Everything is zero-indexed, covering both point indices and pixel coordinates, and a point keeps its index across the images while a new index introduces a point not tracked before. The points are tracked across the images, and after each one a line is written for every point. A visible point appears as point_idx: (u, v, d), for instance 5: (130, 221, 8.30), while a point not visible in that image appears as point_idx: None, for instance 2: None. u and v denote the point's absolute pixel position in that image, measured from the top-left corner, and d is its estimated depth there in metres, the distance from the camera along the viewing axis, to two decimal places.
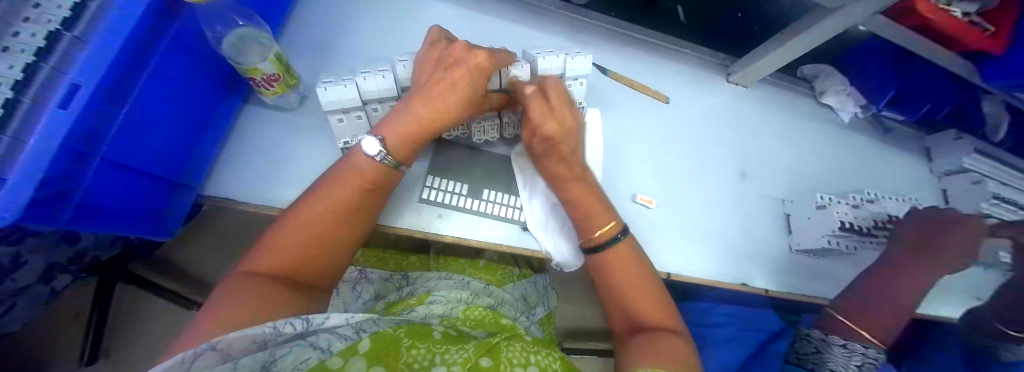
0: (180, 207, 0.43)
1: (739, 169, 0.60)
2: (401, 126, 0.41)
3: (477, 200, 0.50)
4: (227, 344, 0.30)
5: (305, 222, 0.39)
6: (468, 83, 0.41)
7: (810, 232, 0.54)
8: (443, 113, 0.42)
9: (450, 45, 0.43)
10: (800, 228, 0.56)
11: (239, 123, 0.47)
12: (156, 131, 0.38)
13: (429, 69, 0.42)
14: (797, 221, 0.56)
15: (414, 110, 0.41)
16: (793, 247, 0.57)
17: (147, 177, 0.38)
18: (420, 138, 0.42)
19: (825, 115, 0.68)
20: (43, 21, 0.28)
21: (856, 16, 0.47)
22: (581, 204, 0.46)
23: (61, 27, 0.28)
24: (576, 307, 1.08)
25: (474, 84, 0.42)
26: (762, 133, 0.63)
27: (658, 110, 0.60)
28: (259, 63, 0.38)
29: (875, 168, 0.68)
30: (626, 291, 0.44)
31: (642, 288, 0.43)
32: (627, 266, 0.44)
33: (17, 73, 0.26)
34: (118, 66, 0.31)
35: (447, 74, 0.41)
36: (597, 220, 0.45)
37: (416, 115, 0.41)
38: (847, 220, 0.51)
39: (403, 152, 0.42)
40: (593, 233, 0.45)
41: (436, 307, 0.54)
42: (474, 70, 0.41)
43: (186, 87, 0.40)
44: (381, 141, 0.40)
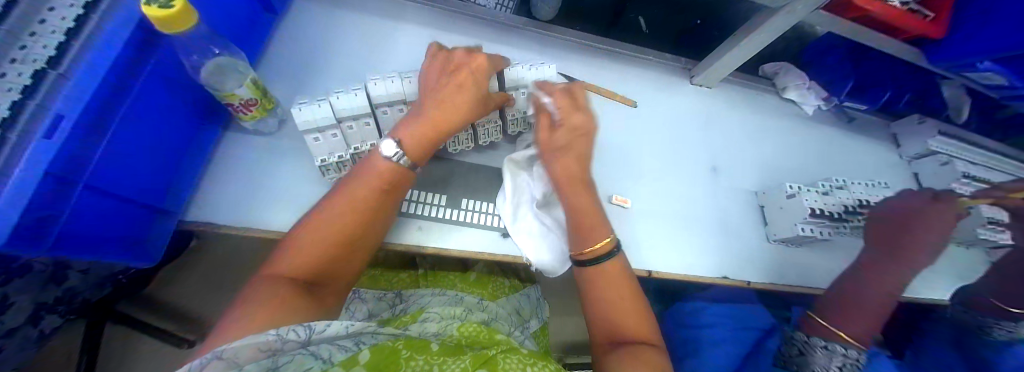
0: (161, 233, 0.44)
1: (711, 164, 0.62)
2: (416, 128, 0.43)
3: (456, 210, 0.51)
4: (234, 353, 0.30)
5: (326, 223, 0.40)
6: (474, 84, 0.45)
7: (782, 222, 0.55)
8: (456, 113, 0.44)
9: (449, 53, 0.47)
10: (774, 218, 0.57)
11: (218, 151, 0.48)
12: (136, 159, 0.39)
13: (436, 76, 0.45)
14: (772, 211, 0.58)
15: (426, 113, 0.43)
16: (772, 236, 0.57)
17: (125, 204, 0.39)
18: (436, 140, 0.44)
19: (790, 109, 0.71)
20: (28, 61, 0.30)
21: (799, 13, 0.50)
22: (581, 217, 0.47)
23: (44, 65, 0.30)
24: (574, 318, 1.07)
25: (478, 84, 0.45)
26: (731, 129, 0.66)
27: (626, 114, 0.63)
28: (236, 90, 0.40)
29: (845, 156, 0.69)
30: (612, 309, 0.44)
31: (625, 305, 0.44)
32: (618, 286, 0.45)
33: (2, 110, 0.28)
34: (98, 100, 0.33)
35: (453, 78, 0.45)
36: (595, 232, 0.46)
37: (431, 117, 0.43)
38: (814, 207, 0.52)
39: (417, 153, 0.43)
40: (583, 249, 0.46)
41: (430, 324, 0.54)
42: (474, 71, 0.45)
43: (162, 117, 0.42)
44: (398, 142, 0.42)
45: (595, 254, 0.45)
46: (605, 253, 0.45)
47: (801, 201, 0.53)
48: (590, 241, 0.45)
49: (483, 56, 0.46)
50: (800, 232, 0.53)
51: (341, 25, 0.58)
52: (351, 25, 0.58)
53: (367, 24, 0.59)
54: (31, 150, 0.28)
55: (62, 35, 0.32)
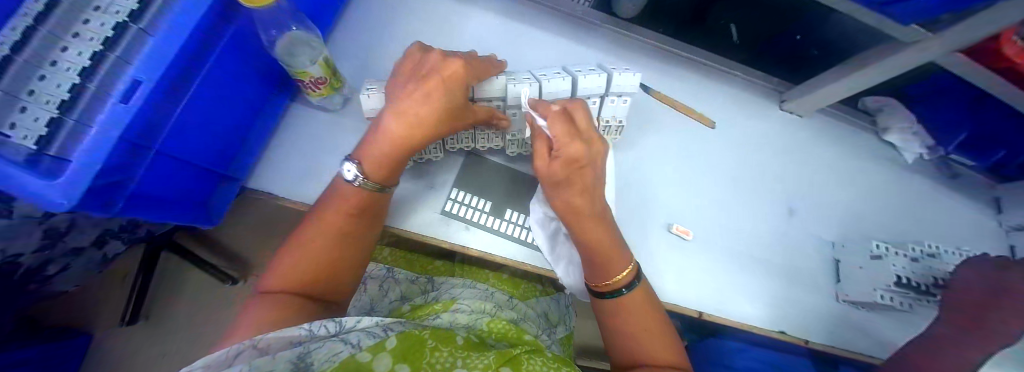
0: (223, 197, 0.45)
1: (787, 206, 0.56)
2: (373, 148, 0.39)
3: (495, 218, 0.49)
4: (266, 344, 0.32)
5: (302, 244, 0.40)
6: (441, 97, 0.37)
7: (863, 283, 0.51)
8: (417, 129, 0.38)
9: (425, 56, 0.40)
10: (851, 277, 0.52)
11: (284, 122, 0.48)
12: (206, 125, 0.39)
13: (404, 83, 0.39)
14: (847, 269, 0.53)
15: (383, 128, 0.39)
16: (840, 296, 0.53)
17: (193, 168, 0.39)
18: (397, 162, 0.40)
19: (884, 154, 0.63)
20: (86, 41, 0.33)
21: (932, 52, 0.43)
22: (600, 254, 0.41)
23: (103, 49, 0.32)
24: (591, 323, 1.07)
25: (448, 99, 0.38)
26: (814, 167, 0.59)
27: (702, 135, 0.57)
28: (308, 67, 0.39)
29: (935, 216, 0.62)
30: (633, 335, 0.41)
31: (648, 324, 0.41)
32: (644, 313, 0.41)
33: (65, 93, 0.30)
34: (181, 63, 0.32)
35: (416, 87, 0.38)
36: (613, 264, 0.41)
37: (388, 134, 0.38)
38: (902, 274, 0.47)
39: (379, 176, 0.40)
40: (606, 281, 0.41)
41: (461, 316, 0.55)
42: (446, 81, 0.37)
43: (239, 84, 0.41)
44: (358, 164, 0.40)
45: (614, 288, 0.41)
46: (625, 286, 0.41)
47: (889, 266, 0.48)
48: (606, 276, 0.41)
49: (460, 63, 0.38)
50: (880, 299, 0.49)
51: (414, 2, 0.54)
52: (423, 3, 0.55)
53: (440, 4, 0.55)
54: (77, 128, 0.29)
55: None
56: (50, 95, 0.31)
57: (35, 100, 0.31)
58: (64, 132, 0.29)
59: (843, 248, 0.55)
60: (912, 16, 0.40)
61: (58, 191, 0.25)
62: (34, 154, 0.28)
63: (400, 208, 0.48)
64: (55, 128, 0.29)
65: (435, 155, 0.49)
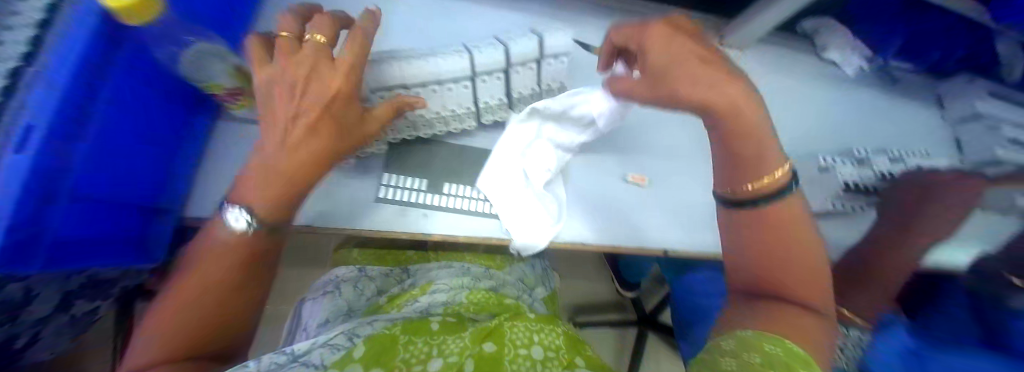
0: (158, 232, 0.43)
1: None
2: (263, 179, 0.31)
3: (439, 195, 0.48)
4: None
5: (182, 297, 0.30)
6: (333, 105, 0.34)
7: (818, 195, 0.55)
8: (316, 149, 0.33)
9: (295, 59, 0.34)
10: (808, 192, 0.56)
11: (211, 145, 0.46)
12: (122, 161, 0.37)
13: (279, 99, 0.33)
14: (804, 185, 0.56)
15: (263, 160, 0.32)
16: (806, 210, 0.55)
17: (117, 208, 0.37)
18: (294, 190, 0.33)
19: (827, 71, 0.65)
20: None
21: None
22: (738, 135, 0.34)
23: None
24: (584, 282, 1.09)
25: (340, 116, 0.35)
26: (758, 95, 0.61)
27: None
28: (218, 79, 0.41)
29: (883, 123, 0.64)
30: (781, 262, 0.35)
31: (806, 266, 0.35)
32: (800, 245, 0.35)
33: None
34: (72, 100, 0.30)
35: (299, 103, 0.33)
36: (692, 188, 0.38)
37: (278, 163, 0.32)
38: (848, 181, 0.54)
39: (275, 211, 0.32)
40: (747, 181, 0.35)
41: (440, 294, 0.55)
42: (336, 100, 0.34)
43: (148, 113, 0.39)
44: (244, 209, 0.31)
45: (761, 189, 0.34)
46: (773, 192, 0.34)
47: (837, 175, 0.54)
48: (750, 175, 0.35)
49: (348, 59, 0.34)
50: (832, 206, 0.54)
51: None
52: None
53: None
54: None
55: (33, 29, 0.30)
56: None
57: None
58: None
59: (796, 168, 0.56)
60: None
61: None
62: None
63: (345, 206, 0.45)
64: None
65: (379, 148, 0.47)
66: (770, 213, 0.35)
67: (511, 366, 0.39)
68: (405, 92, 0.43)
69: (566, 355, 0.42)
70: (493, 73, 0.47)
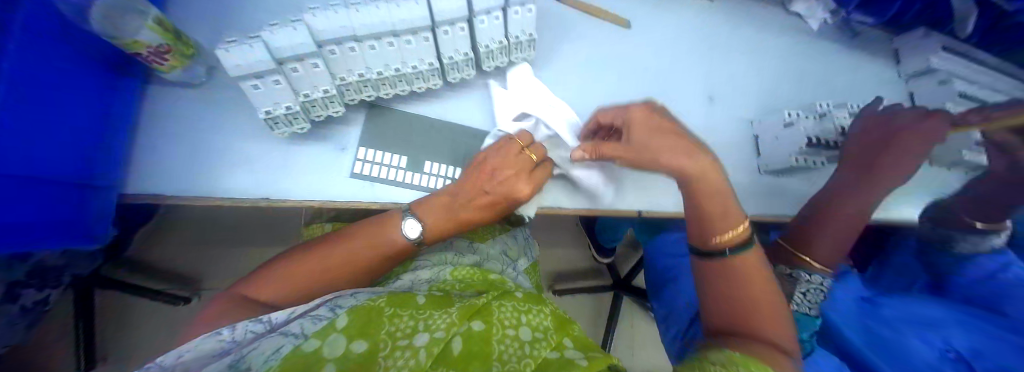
0: (101, 211, 0.40)
1: (708, 94, 0.57)
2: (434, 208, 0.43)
3: (418, 174, 0.47)
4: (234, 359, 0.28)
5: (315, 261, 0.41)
6: (511, 165, 0.43)
7: (781, 154, 0.54)
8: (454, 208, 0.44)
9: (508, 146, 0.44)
10: (770, 150, 0.55)
11: (148, 109, 0.43)
12: (50, 132, 0.33)
13: (486, 176, 0.43)
14: (766, 142, 0.56)
15: (459, 192, 0.44)
16: (762, 169, 0.57)
17: (52, 184, 0.34)
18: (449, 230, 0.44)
19: (793, 24, 0.65)
20: None
21: None
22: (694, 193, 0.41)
23: None
24: (562, 251, 1.10)
25: (513, 163, 0.43)
26: (728, 48, 0.60)
27: (614, 36, 0.56)
28: (139, 35, 0.34)
29: (843, 78, 0.66)
30: (746, 293, 0.39)
31: (766, 300, 0.38)
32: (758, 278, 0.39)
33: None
34: None
35: (496, 170, 0.43)
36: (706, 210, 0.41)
37: (440, 198, 0.43)
38: (813, 135, 0.50)
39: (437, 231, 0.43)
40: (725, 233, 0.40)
41: (423, 272, 0.53)
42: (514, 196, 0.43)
43: (67, 79, 0.35)
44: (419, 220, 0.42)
45: (727, 243, 0.40)
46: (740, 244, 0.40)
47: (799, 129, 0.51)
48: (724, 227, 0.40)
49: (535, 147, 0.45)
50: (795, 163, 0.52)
51: None
52: None
53: None
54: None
55: None
56: None
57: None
58: None
59: (759, 123, 0.57)
60: None
61: None
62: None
63: (311, 176, 0.44)
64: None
65: (334, 111, 0.44)
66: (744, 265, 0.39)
67: (500, 346, 0.36)
68: (357, 45, 0.39)
69: (555, 333, 0.40)
70: (455, 24, 0.43)
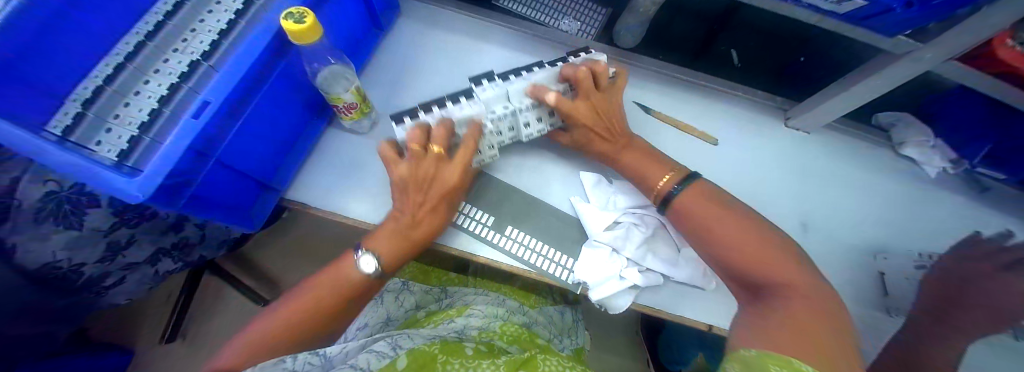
0: (264, 207, 0.52)
1: (799, 220, 0.57)
2: (390, 241, 0.48)
3: (500, 235, 0.52)
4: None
5: (295, 305, 0.46)
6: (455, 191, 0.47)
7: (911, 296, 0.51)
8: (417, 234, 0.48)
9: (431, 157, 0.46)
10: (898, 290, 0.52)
11: (321, 142, 0.55)
12: (255, 142, 0.45)
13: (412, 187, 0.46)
14: (894, 279, 0.53)
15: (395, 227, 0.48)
16: (892, 310, 0.53)
17: (240, 178, 0.46)
18: (408, 249, 0.49)
19: (899, 167, 0.63)
20: (167, 75, 0.44)
21: (930, 62, 0.43)
22: (702, 226, 0.43)
23: (179, 81, 0.43)
24: (612, 353, 1.04)
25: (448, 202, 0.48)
26: (820, 180, 0.61)
27: (701, 151, 0.61)
28: (342, 94, 0.46)
29: (964, 233, 0.59)
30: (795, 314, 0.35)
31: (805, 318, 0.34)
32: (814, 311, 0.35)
33: (146, 117, 0.40)
34: (239, 87, 0.39)
35: (426, 190, 0.46)
36: (653, 177, 0.49)
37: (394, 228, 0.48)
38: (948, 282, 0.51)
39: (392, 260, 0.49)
40: (656, 185, 0.48)
41: (475, 319, 0.59)
42: (447, 192, 0.47)
43: (285, 111, 0.49)
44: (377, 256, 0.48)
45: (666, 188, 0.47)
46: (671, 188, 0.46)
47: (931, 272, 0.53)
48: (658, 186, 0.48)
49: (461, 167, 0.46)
50: None
51: (439, 43, 0.64)
52: (445, 42, 0.64)
53: (461, 43, 0.64)
54: (149, 146, 0.39)
55: (208, 46, 0.46)
56: (154, 91, 0.43)
57: (119, 123, 0.40)
58: (140, 149, 0.38)
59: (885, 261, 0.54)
60: (895, 27, 0.41)
61: (136, 187, 0.30)
62: (116, 163, 0.37)
63: None
64: (131, 145, 0.39)
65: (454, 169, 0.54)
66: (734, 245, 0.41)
67: None
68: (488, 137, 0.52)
69: None
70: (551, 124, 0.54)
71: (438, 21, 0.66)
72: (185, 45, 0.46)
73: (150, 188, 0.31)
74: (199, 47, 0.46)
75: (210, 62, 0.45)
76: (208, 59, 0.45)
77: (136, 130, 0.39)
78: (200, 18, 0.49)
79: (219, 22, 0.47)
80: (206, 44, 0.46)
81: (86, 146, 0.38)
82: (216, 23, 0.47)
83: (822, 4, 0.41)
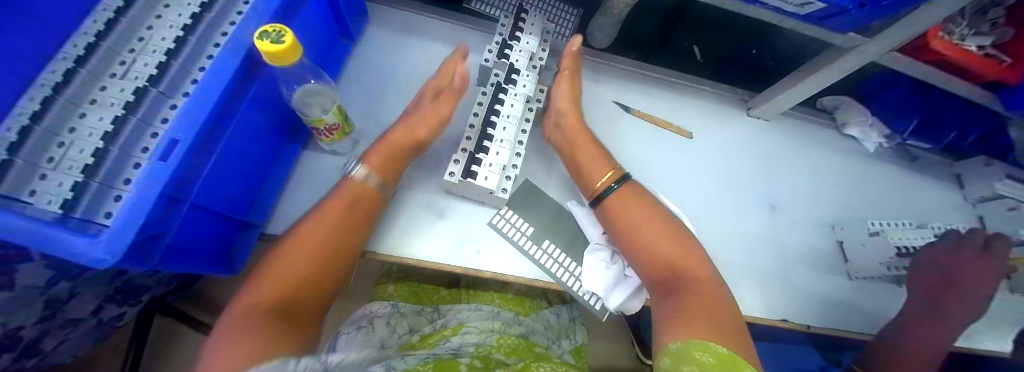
0: (244, 245, 0.47)
1: (770, 202, 0.62)
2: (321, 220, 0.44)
3: (539, 248, 0.52)
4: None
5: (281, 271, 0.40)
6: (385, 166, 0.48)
7: (870, 262, 0.57)
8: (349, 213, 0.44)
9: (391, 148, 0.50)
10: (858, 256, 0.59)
11: (300, 167, 0.52)
12: (230, 176, 0.42)
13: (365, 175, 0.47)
14: (852, 248, 0.59)
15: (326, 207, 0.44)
16: (851, 274, 0.59)
17: (217, 218, 0.42)
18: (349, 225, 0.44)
19: (846, 144, 0.71)
20: (109, 106, 0.38)
21: (872, 53, 0.49)
22: (625, 220, 0.49)
23: (124, 112, 0.37)
24: (605, 341, 1.07)
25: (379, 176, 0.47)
26: (784, 164, 0.66)
27: (680, 144, 0.64)
28: (323, 115, 0.43)
29: (901, 197, 0.68)
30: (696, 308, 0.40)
31: (707, 314, 0.40)
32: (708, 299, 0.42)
33: (91, 157, 0.34)
34: (209, 121, 0.36)
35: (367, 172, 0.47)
36: (596, 171, 0.52)
37: (331, 209, 0.44)
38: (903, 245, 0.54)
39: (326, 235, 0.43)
40: (594, 184, 0.52)
41: (471, 337, 0.59)
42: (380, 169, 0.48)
43: (259, 140, 0.46)
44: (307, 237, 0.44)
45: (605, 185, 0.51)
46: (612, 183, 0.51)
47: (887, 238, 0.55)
48: (599, 172, 0.52)
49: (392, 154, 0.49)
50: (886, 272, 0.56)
51: (415, 53, 0.62)
52: (421, 53, 0.62)
53: (437, 52, 0.63)
54: (98, 192, 0.33)
55: (155, 69, 0.40)
56: (94, 127, 0.36)
57: (55, 168, 0.34)
58: (90, 194, 0.33)
59: (843, 230, 0.61)
60: (845, 24, 0.46)
61: (100, 247, 0.27)
62: (60, 216, 0.31)
63: (425, 240, 0.50)
64: (77, 193, 0.32)
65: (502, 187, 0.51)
66: (634, 220, 0.48)
67: None
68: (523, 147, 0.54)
69: None
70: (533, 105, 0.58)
71: (411, 29, 0.64)
72: (126, 70, 0.40)
73: (119, 247, 0.27)
74: (145, 71, 0.40)
75: (160, 88, 0.39)
76: (158, 85, 0.40)
77: (81, 174, 0.33)
78: (139, 35, 0.43)
79: (165, 40, 0.42)
80: (152, 67, 0.40)
81: (18, 198, 0.31)
82: (161, 41, 0.42)
83: (786, 6, 0.45)
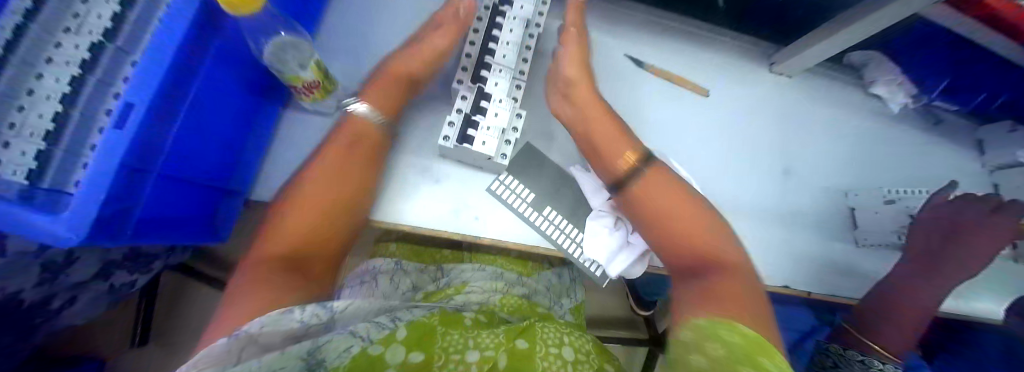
0: (229, 212, 0.45)
1: (783, 167, 0.60)
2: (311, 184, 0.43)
3: (539, 214, 0.50)
4: (268, 337, 0.27)
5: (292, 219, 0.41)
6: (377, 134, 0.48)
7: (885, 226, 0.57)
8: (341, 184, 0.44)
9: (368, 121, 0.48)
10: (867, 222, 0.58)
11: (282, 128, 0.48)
12: (202, 141, 0.38)
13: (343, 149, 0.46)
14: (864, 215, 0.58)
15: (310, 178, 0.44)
16: (858, 241, 0.59)
17: (195, 187, 0.39)
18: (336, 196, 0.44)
19: (869, 105, 0.66)
20: (64, 65, 0.33)
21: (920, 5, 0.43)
22: (647, 199, 0.45)
23: (81, 72, 0.33)
24: (602, 295, 1.11)
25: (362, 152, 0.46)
26: (801, 126, 0.62)
27: (694, 103, 0.60)
28: (301, 73, 0.39)
29: (916, 163, 0.65)
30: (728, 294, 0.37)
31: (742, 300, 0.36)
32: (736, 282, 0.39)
33: (50, 122, 0.31)
34: (169, 82, 0.31)
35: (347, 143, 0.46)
36: (613, 140, 0.47)
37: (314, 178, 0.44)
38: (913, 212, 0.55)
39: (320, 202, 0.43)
40: (612, 160, 0.47)
41: (474, 295, 0.59)
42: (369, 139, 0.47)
43: (230, 100, 0.41)
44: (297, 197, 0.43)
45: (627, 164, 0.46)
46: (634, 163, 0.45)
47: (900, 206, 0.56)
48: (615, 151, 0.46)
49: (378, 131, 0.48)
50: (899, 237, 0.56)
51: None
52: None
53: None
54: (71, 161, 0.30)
55: (109, 21, 0.35)
56: (51, 89, 0.32)
57: (18, 133, 0.31)
58: (55, 166, 0.30)
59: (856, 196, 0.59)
60: None
61: (63, 227, 0.25)
62: (26, 188, 0.28)
63: (419, 205, 0.47)
64: (43, 161, 0.30)
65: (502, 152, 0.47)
66: (655, 198, 0.44)
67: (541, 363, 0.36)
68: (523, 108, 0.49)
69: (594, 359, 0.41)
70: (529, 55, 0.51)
71: None
72: (80, 22, 0.35)
73: (80, 225, 0.25)
74: (99, 23, 0.34)
75: (118, 44, 0.35)
76: (116, 40, 0.35)
77: (42, 143, 0.30)
78: None
79: None
80: (105, 18, 0.35)
81: None
82: None
83: None
